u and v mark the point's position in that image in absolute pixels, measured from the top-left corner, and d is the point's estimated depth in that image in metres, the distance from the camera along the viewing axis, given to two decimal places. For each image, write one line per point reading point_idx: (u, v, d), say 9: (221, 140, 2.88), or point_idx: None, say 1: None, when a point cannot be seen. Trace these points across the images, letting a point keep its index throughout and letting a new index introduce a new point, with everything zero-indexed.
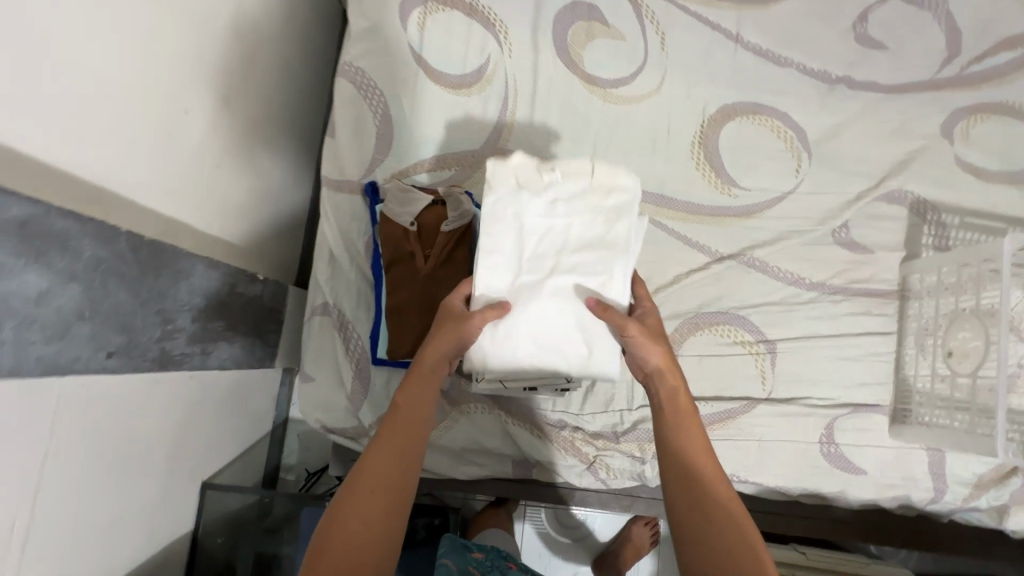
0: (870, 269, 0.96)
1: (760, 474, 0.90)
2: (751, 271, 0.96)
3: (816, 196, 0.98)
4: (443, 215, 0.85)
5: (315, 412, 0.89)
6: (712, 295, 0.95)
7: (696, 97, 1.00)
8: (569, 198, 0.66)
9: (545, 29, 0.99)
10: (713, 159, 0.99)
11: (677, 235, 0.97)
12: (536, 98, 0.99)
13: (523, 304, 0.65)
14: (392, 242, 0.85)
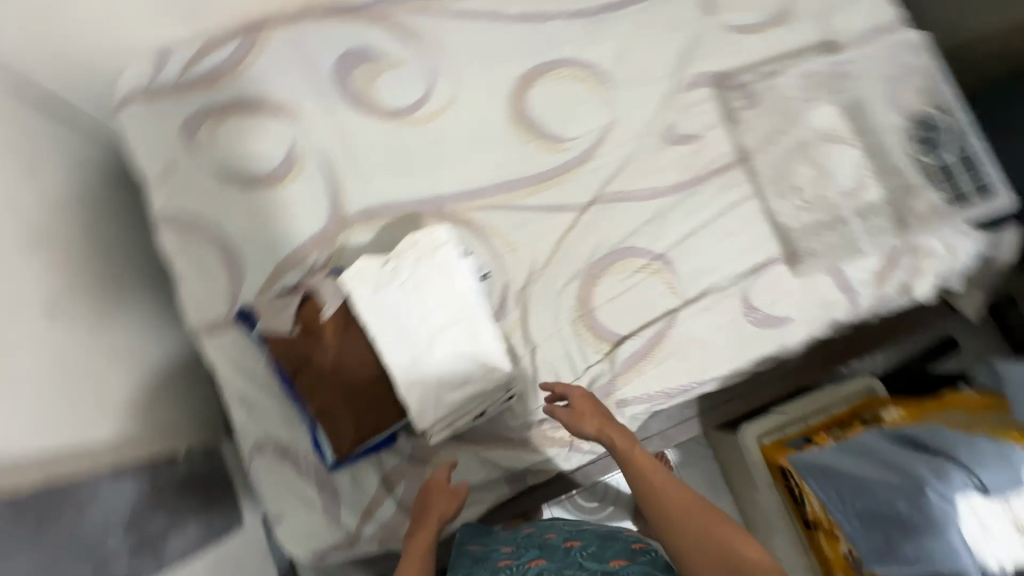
0: (708, 152, 1.04)
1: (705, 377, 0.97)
2: (612, 208, 1.01)
3: (632, 117, 1.05)
4: (318, 304, 0.84)
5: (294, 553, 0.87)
6: (595, 240, 1.00)
7: (491, 81, 1.04)
8: (411, 275, 0.82)
9: (329, 95, 1.00)
10: (537, 124, 1.04)
11: (540, 206, 1.01)
12: (355, 153, 0.99)
13: (422, 364, 0.81)
14: (286, 356, 0.84)
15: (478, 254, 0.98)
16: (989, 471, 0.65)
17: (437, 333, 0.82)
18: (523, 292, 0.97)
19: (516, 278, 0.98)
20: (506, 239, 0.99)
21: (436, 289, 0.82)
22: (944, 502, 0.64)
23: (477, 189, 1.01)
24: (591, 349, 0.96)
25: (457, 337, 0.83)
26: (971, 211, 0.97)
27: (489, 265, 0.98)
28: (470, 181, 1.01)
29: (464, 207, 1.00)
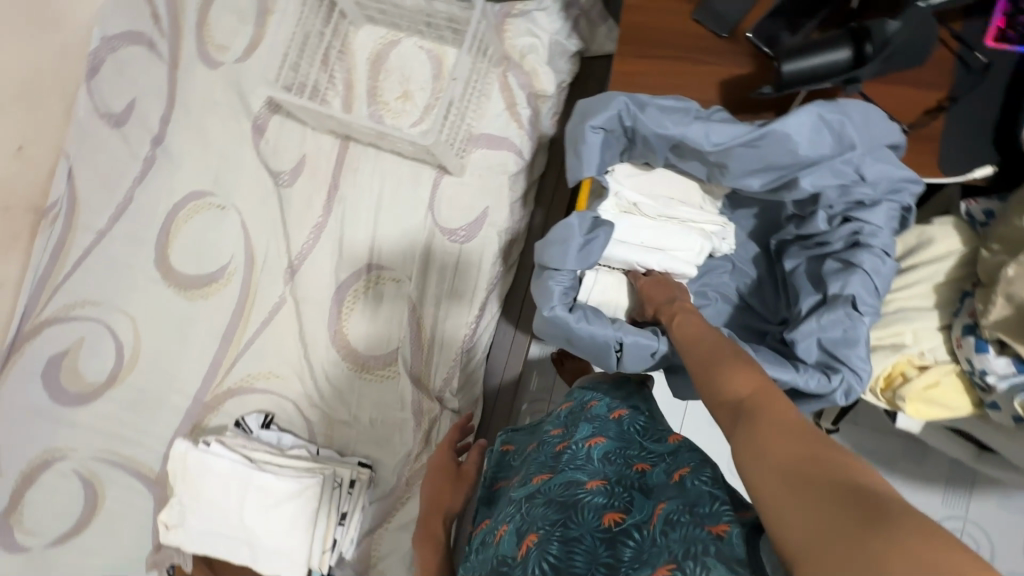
0: (321, 165, 0.99)
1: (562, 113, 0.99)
2: (416, 325, 0.93)
3: (459, 325, 0.93)
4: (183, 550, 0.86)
5: (232, 553, 0.81)
6: (465, 322, 0.93)
7: (137, 256, 1.01)
8: (199, 452, 0.81)
9: (82, 361, 0.96)
10: (180, 274, 1.00)
11: (410, 367, 0.93)
12: (165, 350, 1.00)
13: (374, 434, 0.94)
14: None
15: (365, 356, 0.95)
16: (797, 330, 0.54)
17: (375, 437, 0.94)
18: (429, 321, 0.93)
19: (426, 319, 0.93)
20: (270, 281, 0.99)
21: (214, 478, 0.81)
22: (737, 150, 0.54)
23: (224, 364, 0.99)
24: (494, 214, 0.93)
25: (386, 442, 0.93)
26: (526, 38, 0.93)
27: (358, 287, 0.96)
28: (240, 333, 0.99)
29: (241, 330, 0.99)
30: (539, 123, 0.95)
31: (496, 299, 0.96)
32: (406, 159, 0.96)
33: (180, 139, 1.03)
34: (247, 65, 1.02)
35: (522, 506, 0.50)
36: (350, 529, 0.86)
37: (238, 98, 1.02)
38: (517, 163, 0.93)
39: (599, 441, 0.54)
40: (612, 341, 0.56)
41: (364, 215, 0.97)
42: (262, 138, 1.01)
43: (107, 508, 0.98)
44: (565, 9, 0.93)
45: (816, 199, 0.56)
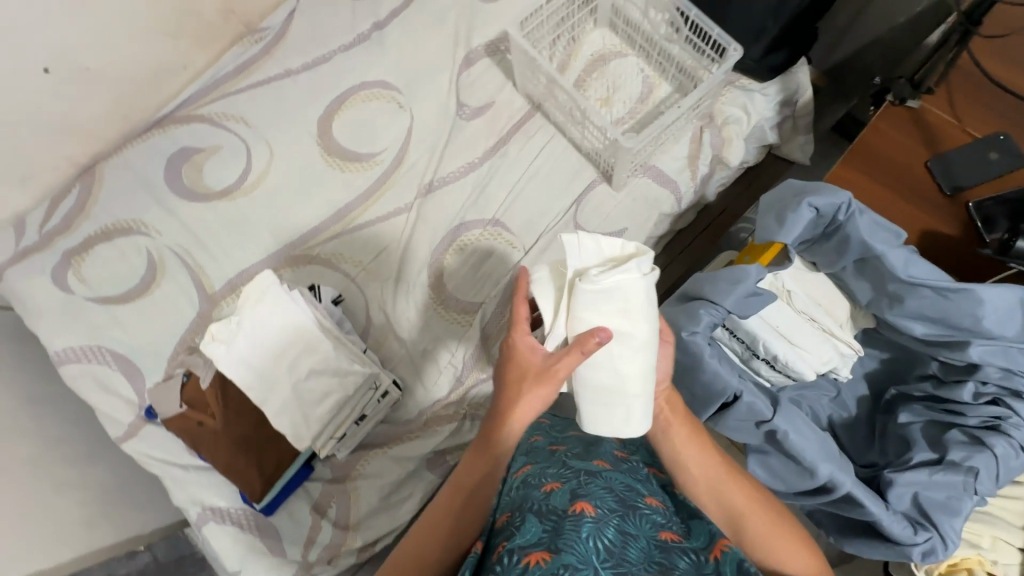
0: (503, 118, 1.05)
1: (727, 188, 1.04)
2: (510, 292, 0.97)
3: None
4: (197, 378, 0.88)
5: (252, 393, 0.81)
6: None
7: (305, 105, 1.05)
8: (278, 288, 0.83)
9: (213, 165, 1.04)
10: (333, 139, 1.05)
11: (486, 324, 0.96)
12: (281, 194, 1.04)
13: (420, 363, 0.96)
14: (185, 411, 0.86)
15: (453, 293, 0.98)
16: (906, 475, 0.57)
17: (421, 365, 0.96)
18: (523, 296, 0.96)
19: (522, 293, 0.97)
20: (406, 186, 1.04)
21: (276, 317, 0.82)
22: (925, 292, 0.58)
23: (324, 231, 1.04)
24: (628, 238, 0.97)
25: (428, 375, 0.95)
26: (738, 108, 0.97)
27: (480, 232, 0.99)
28: (355, 214, 1.03)
29: (358, 214, 1.03)
30: (707, 185, 0.99)
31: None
32: (579, 153, 1.01)
33: (394, 30, 1.07)
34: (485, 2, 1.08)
35: (581, 478, 0.57)
36: (359, 430, 0.87)
37: (463, 24, 1.08)
38: (671, 208, 0.97)
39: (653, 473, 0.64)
40: (727, 395, 0.58)
41: (515, 178, 1.01)
42: (467, 70, 1.07)
43: (153, 298, 1.01)
44: (780, 105, 0.99)
45: (972, 370, 0.59)
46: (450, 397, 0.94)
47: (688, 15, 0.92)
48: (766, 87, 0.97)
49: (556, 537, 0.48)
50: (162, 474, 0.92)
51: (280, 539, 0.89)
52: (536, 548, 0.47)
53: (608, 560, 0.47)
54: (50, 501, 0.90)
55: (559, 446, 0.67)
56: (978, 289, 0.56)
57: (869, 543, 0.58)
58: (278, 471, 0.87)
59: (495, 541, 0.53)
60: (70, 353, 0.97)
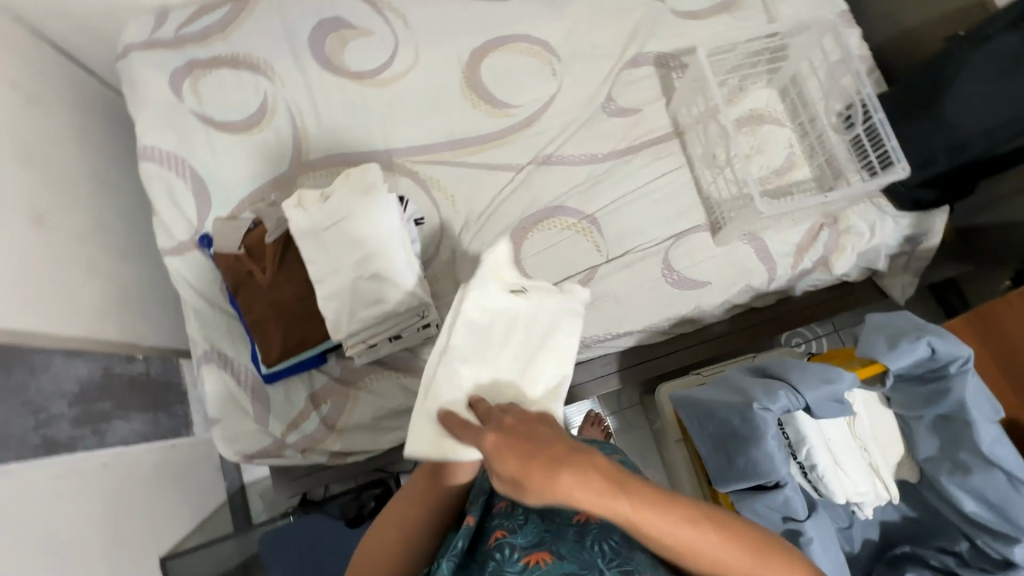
0: (643, 127, 1.03)
1: (819, 290, 1.02)
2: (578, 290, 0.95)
3: (601, 323, 0.94)
4: (263, 229, 0.88)
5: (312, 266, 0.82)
6: (606, 328, 0.95)
7: (466, 34, 1.06)
8: (374, 182, 0.82)
9: (359, 48, 1.05)
10: (477, 74, 1.05)
11: None
12: (408, 100, 1.04)
13: None
14: (242, 257, 0.87)
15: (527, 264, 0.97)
16: None
17: None
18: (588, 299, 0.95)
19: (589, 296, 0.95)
20: (526, 147, 1.02)
21: (361, 208, 0.81)
22: (996, 474, 0.61)
23: (430, 151, 1.02)
24: (709, 292, 0.95)
25: None
26: (870, 218, 0.96)
27: (576, 221, 0.98)
28: (468, 151, 1.01)
29: (471, 151, 1.01)
30: (805, 279, 0.97)
31: (636, 340, 0.97)
32: (698, 194, 1.00)
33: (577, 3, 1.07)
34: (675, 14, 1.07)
35: None
36: (389, 346, 0.86)
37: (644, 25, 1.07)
38: (759, 284, 0.95)
39: None
40: (776, 484, 0.58)
41: (628, 188, 1.00)
42: (629, 69, 1.05)
43: (249, 140, 1.01)
44: (903, 239, 0.97)
45: (1003, 566, 0.62)
46: None
47: (871, 116, 0.91)
48: (907, 210, 0.95)
49: (558, 543, 0.48)
50: (189, 301, 0.94)
51: (269, 410, 0.90)
52: (536, 549, 0.48)
53: (611, 561, 0.46)
54: (80, 276, 0.92)
55: None
56: None
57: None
58: (297, 347, 0.85)
59: (494, 529, 0.53)
60: (155, 153, 0.99)
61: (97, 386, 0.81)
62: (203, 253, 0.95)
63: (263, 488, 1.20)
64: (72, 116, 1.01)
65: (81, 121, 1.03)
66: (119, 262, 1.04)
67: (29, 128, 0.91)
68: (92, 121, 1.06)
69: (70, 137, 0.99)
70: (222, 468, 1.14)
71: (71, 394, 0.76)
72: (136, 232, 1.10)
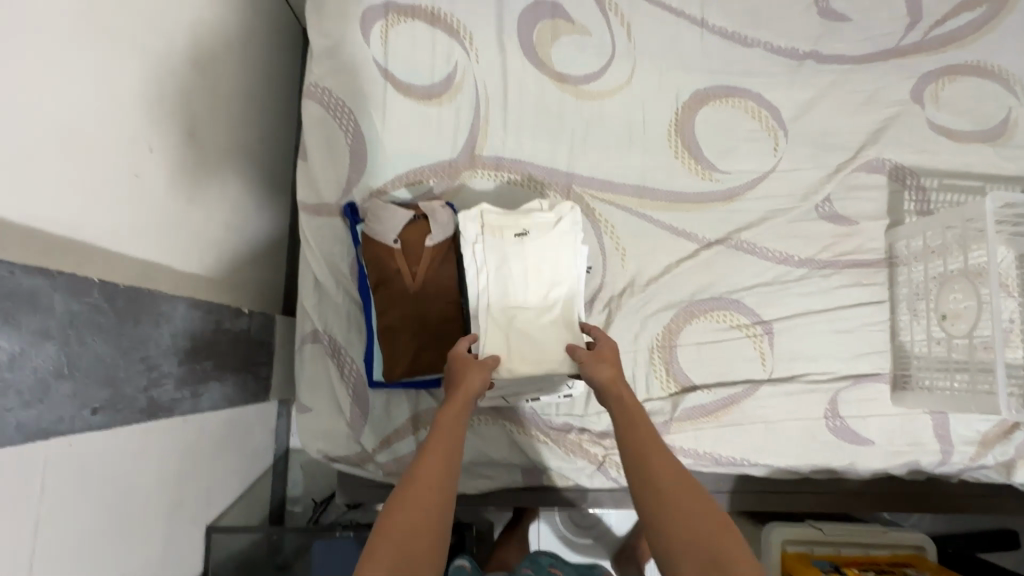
0: (850, 242, 0.90)
1: (973, 483, 0.91)
2: (727, 400, 0.84)
3: (740, 444, 0.84)
4: (425, 226, 0.77)
5: (477, 296, 0.73)
6: (744, 451, 0.84)
7: (692, 70, 0.93)
8: (568, 227, 0.74)
9: (571, 47, 0.92)
10: (689, 119, 0.92)
11: (687, 409, 0.84)
12: (605, 123, 0.92)
13: None
14: (394, 250, 0.76)
15: (681, 352, 0.85)
16: None
17: None
18: (735, 412, 0.84)
19: (736, 409, 0.84)
20: (718, 220, 0.90)
21: (551, 253, 0.73)
22: None
23: (612, 190, 0.90)
24: (868, 452, 0.84)
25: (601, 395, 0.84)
26: None
27: (749, 323, 0.86)
28: (653, 205, 0.90)
29: (656, 205, 0.90)
30: (976, 473, 0.85)
31: (768, 473, 0.86)
32: (891, 339, 0.87)
33: (825, 76, 0.93)
34: (927, 125, 0.92)
35: None
36: (520, 400, 0.78)
37: (890, 125, 0.92)
38: (927, 463, 0.84)
39: None
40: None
41: (815, 305, 0.87)
42: (857, 172, 0.91)
43: (422, 112, 0.90)
44: None
45: None
46: (599, 435, 0.84)
47: None
48: None
49: None
50: (316, 269, 0.85)
51: (366, 417, 0.82)
52: None
53: None
54: (208, 203, 0.83)
55: None
56: None
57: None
58: (424, 368, 0.77)
59: None
60: (323, 93, 0.88)
61: (205, 343, 0.73)
62: (344, 222, 0.86)
63: (305, 460, 1.13)
64: (244, 23, 0.90)
65: (248, 28, 0.92)
66: (244, 191, 0.94)
67: (204, 27, 0.80)
68: (258, 30, 0.95)
69: (237, 45, 0.89)
70: (274, 429, 1.07)
71: (182, 350, 0.68)
72: (265, 161, 1.01)
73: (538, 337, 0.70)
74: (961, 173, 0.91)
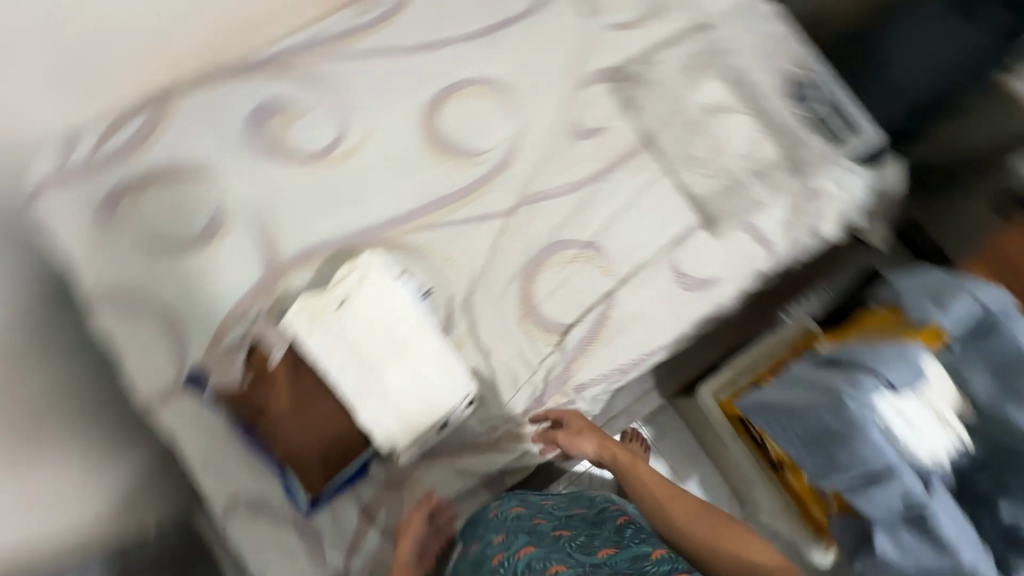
0: (610, 144, 1.03)
1: (810, 257, 1.07)
2: (599, 319, 0.94)
3: (630, 344, 0.93)
4: (264, 353, 0.78)
5: (338, 380, 0.76)
6: (637, 349, 0.94)
7: (411, 89, 1.02)
8: (381, 273, 0.79)
9: (303, 126, 0.98)
10: (434, 126, 1.01)
11: (575, 348, 0.92)
12: (370, 169, 0.98)
13: (498, 374, 0.90)
14: (251, 391, 0.78)
15: (545, 306, 0.93)
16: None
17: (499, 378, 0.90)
18: (611, 322, 0.94)
19: (612, 320, 0.94)
20: (504, 189, 0.99)
21: (381, 303, 0.77)
22: None
23: (411, 217, 0.97)
24: (721, 287, 0.97)
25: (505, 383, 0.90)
26: (836, 174, 1.02)
27: (579, 251, 0.97)
28: (450, 209, 0.98)
29: (450, 208, 0.98)
30: (799, 250, 1.02)
31: (666, 351, 0.98)
32: (684, 195, 1.01)
33: (513, 36, 1.07)
34: (607, 28, 1.09)
35: (585, 565, 0.67)
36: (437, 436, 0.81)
37: (581, 43, 1.08)
38: (764, 266, 0.99)
39: (662, 552, 0.70)
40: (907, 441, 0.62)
41: (616, 205, 1.00)
42: (582, 90, 1.06)
43: (207, 257, 0.90)
44: (871, 191, 1.04)
45: None
46: (521, 414, 0.91)
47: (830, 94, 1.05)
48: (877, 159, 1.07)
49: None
50: (196, 447, 0.85)
51: (321, 541, 0.83)
52: None
53: None
54: None
55: (563, 532, 0.76)
56: None
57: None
58: (338, 466, 0.78)
59: None
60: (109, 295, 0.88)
61: None
62: (196, 392, 0.87)
63: None
64: None
65: None
66: None
67: None
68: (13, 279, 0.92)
69: None
70: None
71: None
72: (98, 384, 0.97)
73: (418, 377, 0.78)
74: (652, 48, 1.09)
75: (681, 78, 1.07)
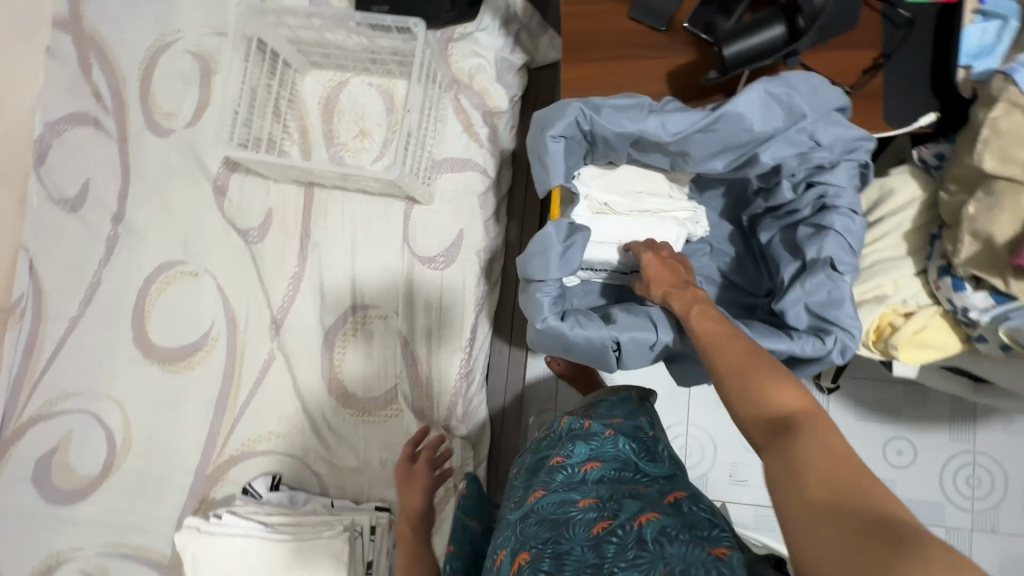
0: (287, 216, 0.98)
1: (521, 123, 1.00)
2: (409, 357, 0.93)
3: (448, 349, 0.92)
4: None
5: None
6: (458, 347, 0.92)
7: (118, 339, 1.00)
8: (201, 525, 0.81)
9: (76, 454, 0.96)
10: (159, 350, 0.98)
11: (416, 397, 0.92)
12: (155, 427, 0.98)
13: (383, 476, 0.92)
14: None
15: (367, 390, 0.94)
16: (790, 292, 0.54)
17: (387, 475, 0.92)
18: (419, 349, 0.93)
19: (419, 347, 0.93)
20: (254, 339, 0.97)
21: (228, 546, 0.80)
22: (694, 136, 0.56)
23: (216, 429, 0.96)
24: (470, 234, 0.93)
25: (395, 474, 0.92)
26: (460, 51, 0.94)
27: (351, 323, 0.95)
28: (234, 396, 0.96)
29: (233, 395, 0.96)
30: (500, 137, 0.95)
31: (486, 318, 0.96)
32: (375, 196, 0.96)
33: (142, 217, 1.02)
34: (195, 130, 1.01)
35: (516, 527, 0.53)
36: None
37: (189, 164, 1.01)
38: (485, 182, 0.94)
39: (595, 465, 0.56)
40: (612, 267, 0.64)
41: (339, 258, 0.96)
42: (226, 198, 1.00)
43: None
44: (503, 29, 0.95)
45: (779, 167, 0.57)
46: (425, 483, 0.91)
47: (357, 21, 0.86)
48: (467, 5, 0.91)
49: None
50: None
51: None
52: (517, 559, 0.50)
53: None
54: None
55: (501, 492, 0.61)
56: (712, 119, 0.54)
57: (797, 372, 0.55)
58: None
59: None
60: None
61: None
62: None
63: None
64: None
65: None
66: None
67: None
68: None
69: None
70: None
71: None
72: None
73: (309, 560, 0.80)
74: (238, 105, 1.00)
75: (284, 104, 0.98)
